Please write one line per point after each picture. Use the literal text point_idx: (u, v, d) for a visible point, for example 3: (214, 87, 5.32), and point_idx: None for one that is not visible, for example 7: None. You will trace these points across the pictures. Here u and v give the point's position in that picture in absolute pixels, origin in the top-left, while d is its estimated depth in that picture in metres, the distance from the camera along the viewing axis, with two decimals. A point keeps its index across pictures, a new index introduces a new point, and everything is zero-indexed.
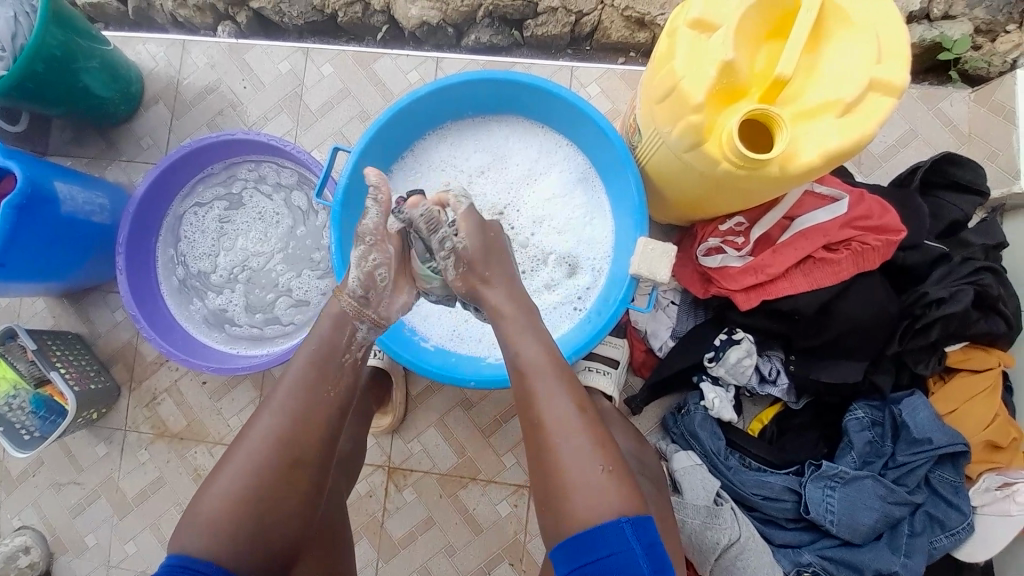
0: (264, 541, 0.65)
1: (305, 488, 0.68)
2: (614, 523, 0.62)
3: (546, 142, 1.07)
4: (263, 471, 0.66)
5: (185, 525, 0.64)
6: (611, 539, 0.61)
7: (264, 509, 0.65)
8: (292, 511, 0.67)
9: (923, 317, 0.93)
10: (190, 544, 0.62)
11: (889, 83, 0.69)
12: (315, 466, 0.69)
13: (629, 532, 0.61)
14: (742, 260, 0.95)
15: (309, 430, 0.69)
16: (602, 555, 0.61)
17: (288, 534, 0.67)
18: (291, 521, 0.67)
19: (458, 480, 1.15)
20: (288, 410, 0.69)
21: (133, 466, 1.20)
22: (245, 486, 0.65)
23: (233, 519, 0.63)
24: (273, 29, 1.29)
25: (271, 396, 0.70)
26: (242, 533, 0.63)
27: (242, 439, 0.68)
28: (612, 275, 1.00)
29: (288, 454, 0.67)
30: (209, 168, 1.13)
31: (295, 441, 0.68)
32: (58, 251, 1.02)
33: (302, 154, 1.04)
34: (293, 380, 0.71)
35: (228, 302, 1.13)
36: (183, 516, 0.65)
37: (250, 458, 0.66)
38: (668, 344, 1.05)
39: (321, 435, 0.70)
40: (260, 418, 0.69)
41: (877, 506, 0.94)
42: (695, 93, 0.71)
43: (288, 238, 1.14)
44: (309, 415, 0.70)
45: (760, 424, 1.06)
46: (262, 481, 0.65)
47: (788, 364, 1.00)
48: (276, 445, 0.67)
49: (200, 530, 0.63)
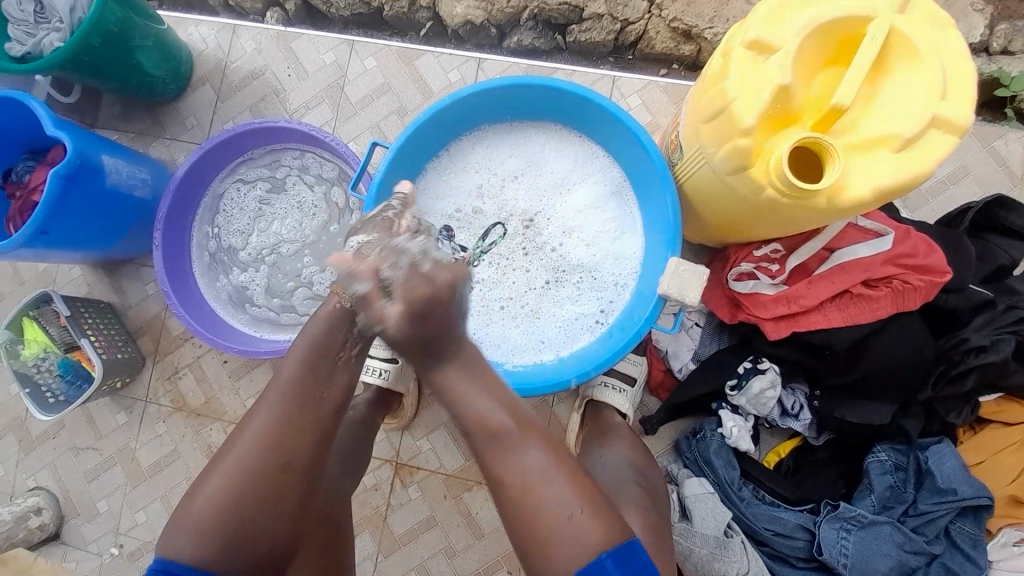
0: (247, 550, 0.65)
1: (298, 488, 0.68)
2: (596, 561, 0.61)
3: (584, 152, 1.06)
4: (256, 468, 0.66)
5: (180, 518, 0.65)
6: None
7: (243, 515, 0.65)
8: (277, 518, 0.67)
9: (961, 364, 0.90)
10: (185, 537, 0.64)
11: (952, 122, 0.66)
12: (309, 465, 0.69)
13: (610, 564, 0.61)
14: (775, 288, 0.93)
15: (305, 428, 0.70)
16: None
17: (274, 540, 0.67)
18: (273, 527, 0.66)
19: (463, 483, 1.15)
20: (287, 406, 0.69)
21: (150, 436, 1.23)
22: (229, 491, 0.65)
23: (216, 522, 0.64)
24: (319, 18, 1.30)
25: (267, 392, 0.71)
26: (227, 536, 0.64)
27: (230, 443, 0.69)
28: (639, 292, 0.99)
29: (276, 456, 0.67)
30: (250, 152, 1.15)
31: (283, 447, 0.67)
32: (99, 222, 1.05)
33: (341, 147, 1.05)
34: (287, 374, 0.72)
35: (255, 285, 1.15)
36: (176, 512, 0.66)
37: (236, 461, 0.67)
38: (689, 366, 1.03)
39: (308, 440, 0.69)
40: (250, 421, 0.69)
41: (893, 553, 0.91)
42: (745, 116, 0.69)
43: (319, 229, 1.15)
44: (301, 412, 0.70)
45: (777, 456, 1.03)
46: (246, 487, 0.65)
47: (813, 399, 0.97)
48: (263, 447, 0.67)
49: (183, 533, 0.64)
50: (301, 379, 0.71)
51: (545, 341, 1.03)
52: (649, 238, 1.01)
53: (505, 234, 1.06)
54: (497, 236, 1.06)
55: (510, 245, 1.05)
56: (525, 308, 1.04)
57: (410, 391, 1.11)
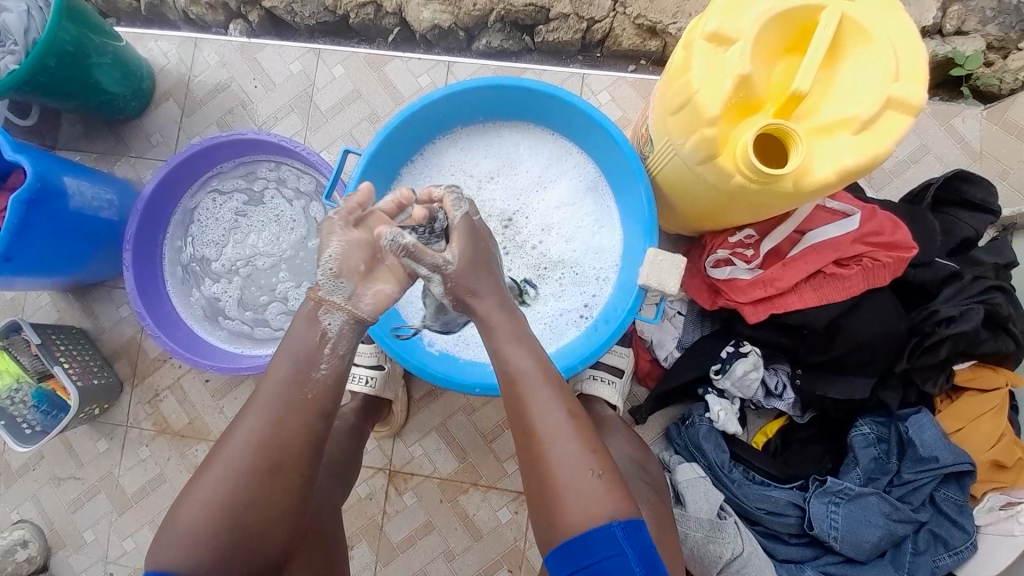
0: (241, 556, 0.64)
1: (289, 498, 0.67)
2: (604, 528, 0.61)
3: (560, 151, 1.07)
4: (244, 478, 0.65)
5: (166, 533, 0.64)
6: (605, 544, 0.61)
7: (235, 521, 0.64)
8: (270, 522, 0.66)
9: (932, 335, 0.93)
10: (173, 553, 0.63)
11: (906, 101, 0.69)
12: (299, 475, 0.67)
13: (620, 534, 0.61)
14: (751, 272, 0.95)
15: (291, 437, 0.67)
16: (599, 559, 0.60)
17: (268, 545, 0.66)
18: (264, 534, 0.65)
19: (459, 486, 1.14)
20: (270, 416, 0.67)
21: (134, 462, 1.19)
22: (221, 499, 0.64)
23: (209, 531, 0.63)
24: (284, 28, 1.28)
25: (254, 400, 0.69)
26: (222, 543, 0.63)
27: (218, 448, 0.67)
28: (620, 284, 1.00)
29: (262, 466, 0.65)
30: (219, 166, 1.13)
31: (271, 453, 0.66)
32: (66, 246, 1.02)
33: (313, 156, 1.03)
34: (275, 381, 0.69)
35: (231, 301, 1.13)
36: (164, 525, 0.65)
37: (229, 466, 0.65)
38: (674, 353, 1.05)
39: (298, 442, 0.67)
40: (238, 427, 0.68)
41: (881, 523, 0.93)
42: (709, 106, 0.71)
43: (297, 243, 1.14)
44: (290, 420, 0.68)
45: (764, 436, 1.05)
46: (236, 493, 0.64)
47: (795, 378, 1.00)
48: (251, 456, 0.65)
49: (173, 544, 0.63)
50: (293, 382, 0.69)
51: None
52: (626, 231, 1.02)
53: None
54: None
55: None
56: None
57: (399, 397, 1.11)
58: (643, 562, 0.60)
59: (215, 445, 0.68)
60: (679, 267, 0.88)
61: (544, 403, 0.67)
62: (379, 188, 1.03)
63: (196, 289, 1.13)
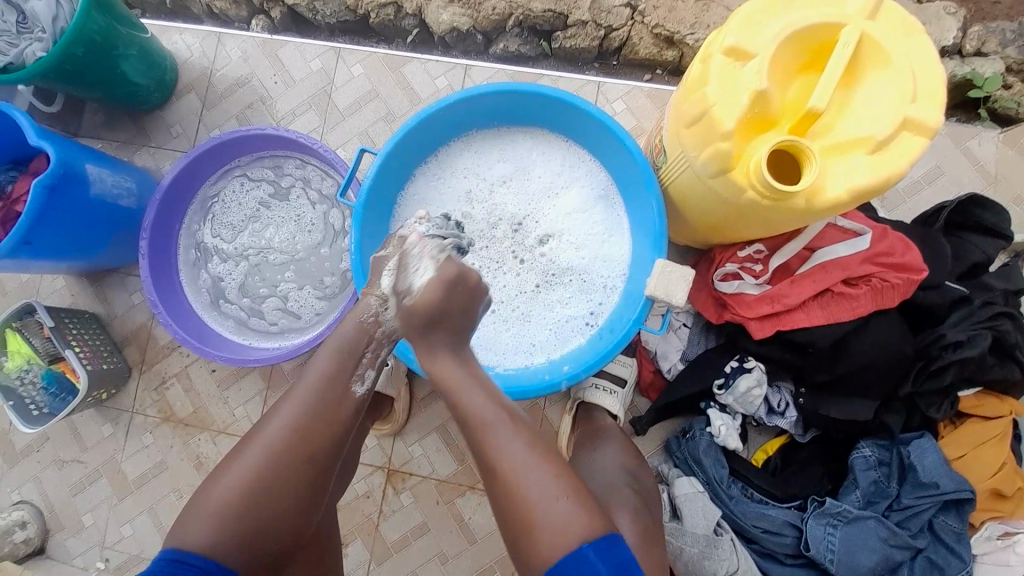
0: (261, 535, 0.66)
1: (313, 485, 0.70)
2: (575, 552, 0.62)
3: (579, 160, 1.07)
4: (275, 466, 0.67)
5: (190, 517, 0.65)
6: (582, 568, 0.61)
7: (261, 502, 0.66)
8: (291, 506, 0.68)
9: (939, 359, 0.93)
10: (191, 536, 0.64)
11: (922, 123, 0.69)
12: (326, 466, 0.71)
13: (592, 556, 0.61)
14: (759, 288, 0.95)
15: (321, 430, 0.70)
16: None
17: (286, 529, 0.68)
18: (283, 517, 0.68)
19: (456, 488, 1.15)
20: (307, 406, 0.71)
21: (137, 448, 1.22)
22: (249, 482, 0.67)
23: (236, 511, 0.65)
24: (305, 25, 1.30)
25: (291, 392, 0.73)
26: (250, 522, 0.66)
27: (256, 432, 0.70)
28: (627, 293, 1.00)
29: (297, 453, 0.68)
30: (236, 160, 1.14)
31: (305, 442, 0.69)
32: (86, 231, 1.04)
33: (331, 154, 1.04)
34: (313, 374, 0.73)
35: (235, 294, 1.13)
36: (188, 508, 0.67)
37: (262, 452, 0.68)
38: (678, 366, 1.05)
39: (331, 431, 0.71)
40: (276, 413, 0.71)
41: (878, 548, 0.93)
42: (724, 120, 0.71)
43: (310, 242, 1.14)
44: (323, 412, 0.71)
45: (765, 454, 1.06)
46: (270, 476, 0.67)
47: (798, 396, 1.00)
48: (283, 442, 0.68)
49: (201, 522, 0.65)
50: (326, 375, 0.73)
51: (537, 344, 1.04)
52: (638, 247, 1.02)
53: (496, 238, 1.06)
54: (487, 240, 1.06)
55: (501, 248, 1.06)
56: (517, 312, 1.05)
57: (401, 395, 1.11)
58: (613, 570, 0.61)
59: (247, 432, 0.71)
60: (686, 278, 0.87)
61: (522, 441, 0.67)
62: (392, 187, 1.04)
63: (205, 278, 1.13)
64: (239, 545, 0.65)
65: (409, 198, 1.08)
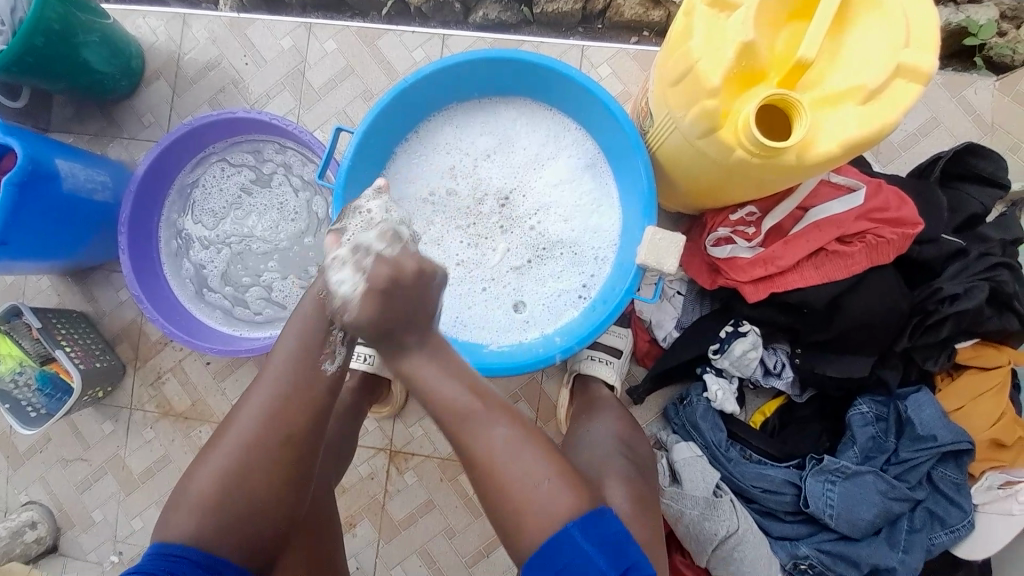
0: (247, 523, 0.67)
1: (293, 471, 0.69)
2: (563, 531, 0.62)
3: (565, 129, 1.04)
4: (249, 454, 0.67)
5: (173, 513, 0.67)
6: (566, 547, 0.62)
7: (243, 486, 0.67)
8: (273, 488, 0.68)
9: (935, 313, 0.92)
10: (176, 529, 0.65)
11: (917, 69, 0.66)
12: (303, 450, 0.70)
13: (578, 535, 0.62)
14: (752, 251, 0.93)
15: (291, 416, 0.69)
16: (564, 563, 0.61)
17: (269, 517, 0.68)
18: (268, 503, 0.68)
19: (458, 466, 1.17)
20: (279, 391, 0.70)
21: (139, 444, 1.22)
22: (225, 472, 0.67)
23: (217, 501, 0.66)
24: (276, 2, 1.25)
25: (258, 380, 0.71)
26: (229, 512, 0.66)
27: (231, 421, 0.70)
28: (619, 263, 0.98)
29: (269, 440, 0.68)
30: (211, 147, 1.11)
31: (277, 426, 0.68)
32: (62, 229, 1.01)
33: (309, 137, 1.01)
34: (279, 357, 0.72)
35: (219, 285, 1.11)
36: (172, 503, 0.68)
37: (236, 444, 0.68)
38: (673, 334, 1.04)
39: (300, 415, 0.70)
40: (248, 403, 0.70)
41: (877, 501, 0.94)
42: (710, 76, 0.68)
43: (293, 229, 1.11)
44: (293, 398, 0.70)
45: (762, 416, 1.07)
46: (248, 460, 0.67)
47: (794, 357, 0.99)
48: (256, 429, 0.68)
49: (183, 514, 0.66)
50: (292, 358, 0.71)
51: (530, 319, 1.03)
52: (629, 216, 0.99)
53: (483, 214, 1.04)
54: (474, 217, 1.04)
55: (488, 224, 1.04)
56: (507, 288, 1.03)
57: (397, 378, 1.11)
58: (603, 550, 0.62)
59: (221, 425, 0.71)
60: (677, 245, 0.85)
61: (507, 408, 0.66)
62: (373, 167, 1.01)
63: (188, 269, 1.11)
64: (227, 533, 0.66)
65: (391, 177, 1.05)
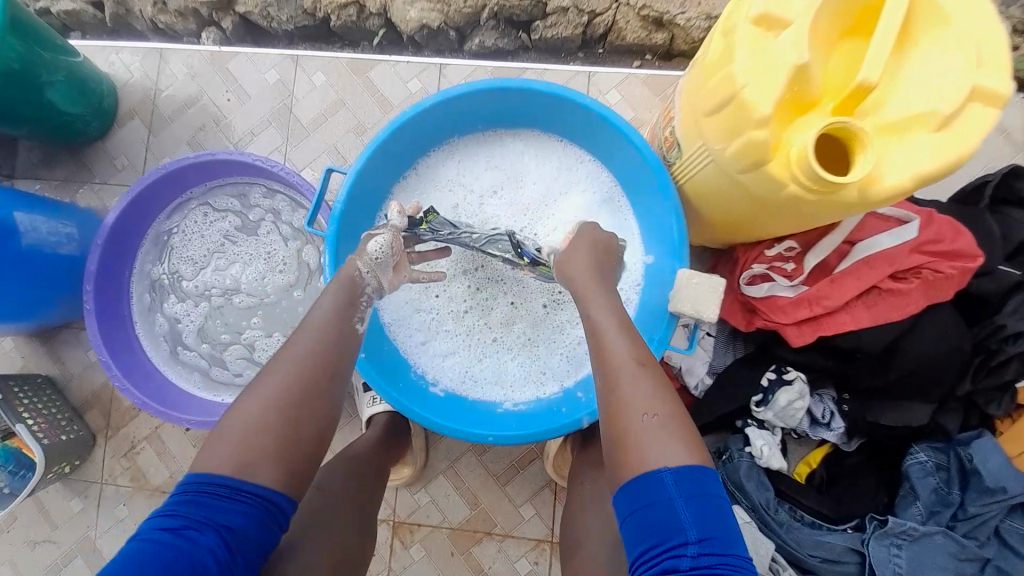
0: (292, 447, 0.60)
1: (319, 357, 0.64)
2: (658, 478, 0.56)
3: (578, 162, 0.96)
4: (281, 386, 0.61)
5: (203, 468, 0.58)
6: (657, 495, 0.55)
7: (279, 412, 0.60)
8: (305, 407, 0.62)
9: (999, 353, 0.84)
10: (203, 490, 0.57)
11: (993, 91, 0.58)
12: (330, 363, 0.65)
13: (675, 486, 0.55)
14: (794, 289, 0.84)
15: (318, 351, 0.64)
16: (652, 506, 0.55)
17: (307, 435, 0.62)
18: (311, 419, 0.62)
19: (471, 535, 1.05)
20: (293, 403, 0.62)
21: (109, 522, 1.08)
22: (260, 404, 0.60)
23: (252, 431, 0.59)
24: (260, 34, 1.16)
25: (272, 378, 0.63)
26: (271, 433, 0.59)
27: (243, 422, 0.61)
28: (648, 307, 0.88)
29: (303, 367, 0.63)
30: (189, 191, 1.01)
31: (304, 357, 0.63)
32: (22, 290, 0.90)
33: (301, 181, 0.91)
34: (291, 362, 0.64)
35: (195, 343, 0.98)
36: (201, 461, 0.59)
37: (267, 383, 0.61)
38: (706, 381, 0.93)
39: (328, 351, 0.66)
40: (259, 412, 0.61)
41: (949, 566, 0.83)
42: (759, 104, 0.59)
43: (280, 279, 0.99)
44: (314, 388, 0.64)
45: (808, 467, 0.96)
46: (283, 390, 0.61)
47: (842, 404, 0.90)
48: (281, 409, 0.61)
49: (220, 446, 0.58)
50: (309, 367, 0.64)
51: (548, 372, 0.92)
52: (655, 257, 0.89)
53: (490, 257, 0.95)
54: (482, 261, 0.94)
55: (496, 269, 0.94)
56: (521, 338, 0.93)
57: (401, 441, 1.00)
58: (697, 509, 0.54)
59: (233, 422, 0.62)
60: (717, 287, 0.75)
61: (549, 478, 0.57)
62: (369, 209, 0.91)
63: (162, 326, 0.99)
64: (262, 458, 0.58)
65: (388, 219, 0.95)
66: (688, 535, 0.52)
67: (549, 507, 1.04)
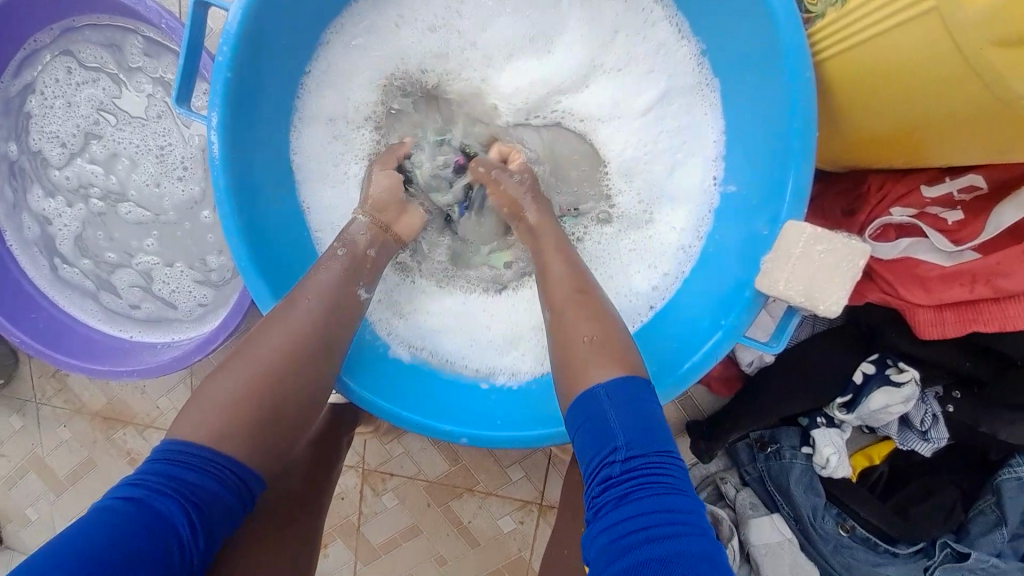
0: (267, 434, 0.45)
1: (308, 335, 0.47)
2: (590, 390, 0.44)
3: (626, 26, 0.60)
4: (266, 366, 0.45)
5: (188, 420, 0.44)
6: (590, 409, 0.43)
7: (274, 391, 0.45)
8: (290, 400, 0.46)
9: None
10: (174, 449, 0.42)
11: None
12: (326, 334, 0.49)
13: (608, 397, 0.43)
14: (952, 259, 0.57)
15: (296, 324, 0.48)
16: (587, 419, 0.43)
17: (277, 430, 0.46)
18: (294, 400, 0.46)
19: (450, 490, 0.90)
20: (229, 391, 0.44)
21: (54, 443, 0.94)
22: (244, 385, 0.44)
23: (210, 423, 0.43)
24: None
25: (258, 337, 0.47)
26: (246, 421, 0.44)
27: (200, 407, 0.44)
28: (712, 260, 0.58)
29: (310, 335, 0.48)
30: (35, 40, 0.69)
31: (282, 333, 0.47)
32: None
33: (181, 32, 0.59)
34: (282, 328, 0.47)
35: (75, 257, 0.74)
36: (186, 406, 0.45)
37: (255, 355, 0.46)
38: (765, 359, 0.70)
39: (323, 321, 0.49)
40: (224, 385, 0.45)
41: None
42: None
43: (181, 189, 0.71)
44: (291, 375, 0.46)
45: (868, 461, 0.74)
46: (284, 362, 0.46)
47: (948, 405, 0.66)
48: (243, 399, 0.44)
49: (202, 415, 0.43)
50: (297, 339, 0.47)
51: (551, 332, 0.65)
52: (735, 189, 0.57)
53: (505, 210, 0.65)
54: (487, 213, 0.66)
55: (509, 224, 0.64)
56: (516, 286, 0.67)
57: None
58: (625, 423, 0.41)
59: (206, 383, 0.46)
60: (851, 267, 0.47)
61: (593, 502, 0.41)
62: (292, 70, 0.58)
63: (32, 230, 0.74)
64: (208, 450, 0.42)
65: (320, 89, 0.61)
66: (615, 441, 0.41)
67: (540, 470, 0.88)
